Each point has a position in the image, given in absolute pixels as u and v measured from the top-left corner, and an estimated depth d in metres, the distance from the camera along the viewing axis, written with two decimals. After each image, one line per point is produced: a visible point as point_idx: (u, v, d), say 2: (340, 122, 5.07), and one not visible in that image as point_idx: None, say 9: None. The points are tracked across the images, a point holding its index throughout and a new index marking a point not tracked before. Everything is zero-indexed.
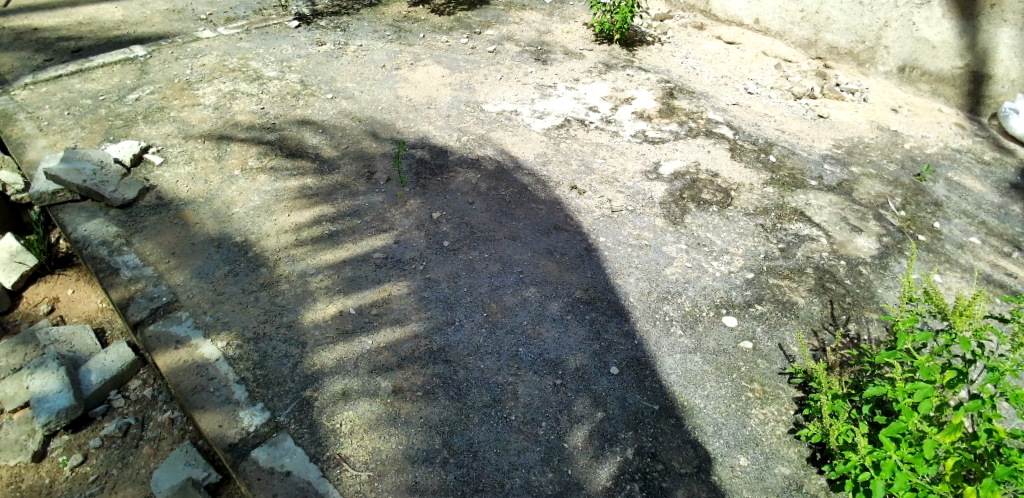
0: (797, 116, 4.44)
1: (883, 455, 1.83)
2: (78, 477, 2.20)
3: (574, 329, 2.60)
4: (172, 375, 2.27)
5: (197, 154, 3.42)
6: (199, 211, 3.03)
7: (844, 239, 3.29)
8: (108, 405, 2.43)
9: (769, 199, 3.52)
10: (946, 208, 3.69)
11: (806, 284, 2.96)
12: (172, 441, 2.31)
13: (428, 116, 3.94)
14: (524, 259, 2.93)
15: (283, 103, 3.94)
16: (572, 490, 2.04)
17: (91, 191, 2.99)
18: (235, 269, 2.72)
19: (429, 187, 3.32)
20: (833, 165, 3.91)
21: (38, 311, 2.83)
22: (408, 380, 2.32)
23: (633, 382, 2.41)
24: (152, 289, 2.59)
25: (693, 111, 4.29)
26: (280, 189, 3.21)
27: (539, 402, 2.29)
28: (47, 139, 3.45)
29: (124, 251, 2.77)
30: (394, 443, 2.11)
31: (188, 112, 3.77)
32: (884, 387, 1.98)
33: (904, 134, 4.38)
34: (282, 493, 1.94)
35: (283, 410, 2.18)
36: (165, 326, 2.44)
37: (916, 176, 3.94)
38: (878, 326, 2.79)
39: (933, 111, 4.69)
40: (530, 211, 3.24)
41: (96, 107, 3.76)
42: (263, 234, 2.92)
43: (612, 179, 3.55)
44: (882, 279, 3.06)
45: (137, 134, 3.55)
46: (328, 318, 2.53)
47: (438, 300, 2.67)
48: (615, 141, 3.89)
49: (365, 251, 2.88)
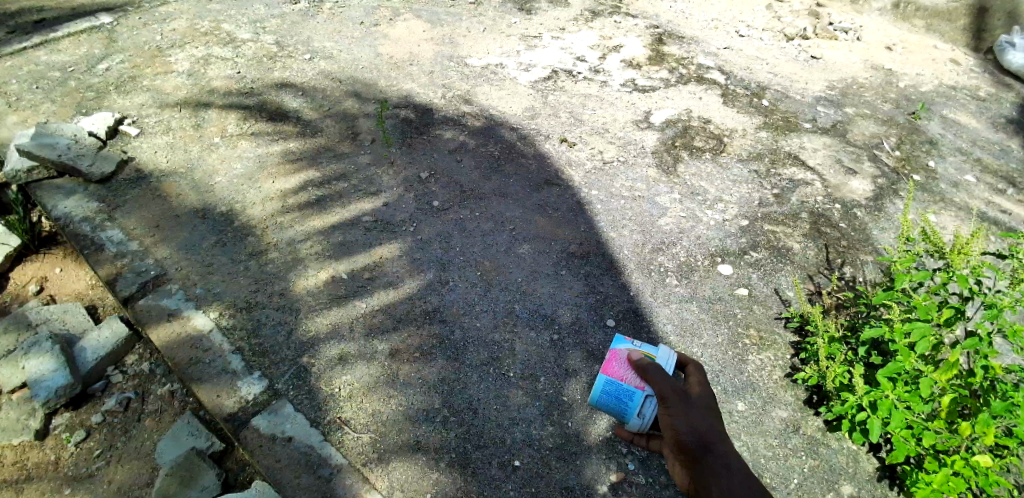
0: (790, 58, 4.32)
1: (880, 395, 1.85)
2: (83, 453, 2.20)
3: (570, 284, 2.58)
4: (166, 348, 2.25)
5: (174, 124, 3.32)
6: (181, 183, 2.96)
7: (839, 182, 3.26)
8: (106, 381, 2.42)
9: (762, 144, 3.47)
10: (941, 147, 3.65)
11: (801, 229, 2.94)
12: (173, 414, 2.31)
13: (411, 73, 3.82)
14: (516, 216, 2.89)
15: (259, 66, 3.80)
16: (573, 442, 2.06)
17: (67, 166, 2.90)
18: (222, 240, 2.67)
19: (416, 147, 3.25)
20: (827, 107, 3.84)
21: (27, 291, 2.78)
22: (405, 342, 2.31)
23: (630, 334, 2.41)
24: (139, 264, 2.54)
25: (683, 57, 4.18)
26: (263, 156, 3.13)
27: (537, 358, 2.29)
28: (17, 116, 3.33)
29: (107, 227, 2.70)
30: (394, 405, 2.11)
31: (162, 80, 3.63)
32: (881, 328, 1.98)
33: (899, 72, 4.29)
34: (285, 459, 1.94)
35: (280, 377, 2.17)
36: (155, 300, 2.41)
37: (910, 115, 3.88)
38: (874, 268, 2.79)
39: (927, 49, 4.58)
40: (520, 167, 3.18)
41: (65, 80, 3.61)
42: (248, 202, 2.86)
43: (603, 131, 3.47)
44: (877, 220, 3.05)
45: (110, 106, 3.43)
46: (320, 284, 2.50)
47: (431, 261, 2.63)
48: (605, 91, 3.79)
49: (354, 215, 2.83)
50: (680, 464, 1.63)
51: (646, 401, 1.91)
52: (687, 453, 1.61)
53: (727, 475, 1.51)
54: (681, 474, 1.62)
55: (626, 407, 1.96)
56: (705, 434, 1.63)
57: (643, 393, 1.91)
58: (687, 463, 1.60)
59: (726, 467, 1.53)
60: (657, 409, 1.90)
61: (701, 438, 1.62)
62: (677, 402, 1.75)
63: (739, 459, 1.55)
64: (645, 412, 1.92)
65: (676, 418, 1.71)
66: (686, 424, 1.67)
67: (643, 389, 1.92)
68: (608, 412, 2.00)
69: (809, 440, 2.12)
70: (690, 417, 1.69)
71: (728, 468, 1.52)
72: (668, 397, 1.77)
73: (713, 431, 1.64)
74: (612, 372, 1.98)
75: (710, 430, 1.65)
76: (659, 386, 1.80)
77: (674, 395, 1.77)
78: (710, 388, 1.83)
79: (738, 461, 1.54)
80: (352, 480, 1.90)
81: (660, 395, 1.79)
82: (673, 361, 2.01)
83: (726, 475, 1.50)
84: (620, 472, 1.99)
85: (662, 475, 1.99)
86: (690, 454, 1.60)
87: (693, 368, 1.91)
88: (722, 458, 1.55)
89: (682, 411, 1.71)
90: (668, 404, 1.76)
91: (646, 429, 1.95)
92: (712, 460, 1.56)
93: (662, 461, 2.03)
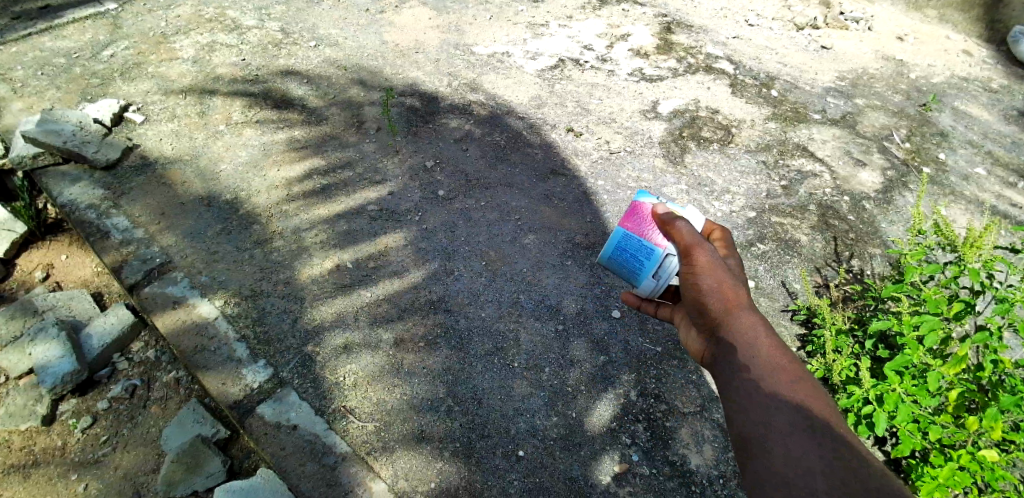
0: (799, 48, 4.27)
1: (887, 388, 1.83)
2: (89, 439, 2.22)
3: (575, 275, 2.57)
4: (172, 336, 2.25)
5: (179, 111, 3.31)
6: (186, 170, 2.95)
7: (847, 173, 3.22)
8: (112, 368, 2.43)
9: (771, 135, 3.43)
10: (952, 139, 3.60)
11: (809, 221, 2.92)
12: (179, 400, 2.32)
13: (417, 61, 3.79)
14: (522, 206, 2.87)
15: (264, 53, 3.78)
16: (577, 432, 2.05)
17: (73, 153, 2.89)
18: (227, 228, 2.67)
19: (422, 135, 3.23)
20: (837, 98, 3.79)
21: (33, 277, 2.79)
22: (410, 331, 2.31)
23: (635, 325, 2.40)
24: (145, 251, 2.54)
25: (691, 46, 4.13)
26: (268, 144, 3.12)
27: (542, 349, 2.29)
28: (22, 102, 3.32)
29: (113, 214, 2.70)
30: (398, 394, 2.11)
31: (167, 67, 3.61)
32: (889, 321, 1.96)
33: (910, 63, 4.24)
34: (290, 447, 1.95)
35: (285, 365, 2.18)
36: (161, 287, 2.41)
37: (921, 106, 3.83)
38: (882, 261, 2.76)
39: (940, 39, 4.53)
40: (526, 156, 3.16)
41: (70, 66, 3.60)
42: (253, 190, 2.85)
43: (609, 120, 3.44)
44: (886, 213, 3.02)
45: (115, 92, 3.41)
46: (325, 273, 2.50)
47: (436, 251, 2.62)
48: (611, 81, 3.75)
49: (359, 204, 2.82)
50: (699, 333, 1.48)
51: (666, 259, 1.66)
52: (709, 318, 1.44)
53: (755, 350, 1.32)
54: (698, 342, 1.48)
55: (642, 265, 1.73)
56: (730, 295, 1.43)
57: (663, 252, 1.66)
58: (706, 330, 1.45)
59: (752, 336, 1.35)
60: (675, 271, 1.66)
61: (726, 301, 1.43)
62: (706, 256, 1.51)
63: (768, 330, 1.36)
64: (663, 272, 1.68)
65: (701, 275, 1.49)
66: (710, 289, 1.46)
67: (664, 247, 1.67)
68: (619, 269, 1.83)
69: None
70: (716, 274, 1.47)
71: (756, 340, 1.34)
72: (696, 257, 1.52)
73: (741, 291, 1.44)
74: (631, 225, 1.76)
75: (736, 290, 1.44)
76: (687, 240, 1.55)
77: (701, 255, 1.52)
78: (738, 252, 1.62)
79: (767, 331, 1.36)
80: (356, 468, 1.90)
81: (686, 247, 1.55)
82: (699, 221, 1.72)
83: (754, 348, 1.32)
84: (624, 463, 1.98)
85: (666, 466, 1.99)
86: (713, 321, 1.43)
87: (721, 231, 1.68)
88: (748, 327, 1.37)
89: (710, 266, 1.49)
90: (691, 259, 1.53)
91: (662, 291, 1.72)
92: (736, 326, 1.38)
93: (666, 453, 2.03)
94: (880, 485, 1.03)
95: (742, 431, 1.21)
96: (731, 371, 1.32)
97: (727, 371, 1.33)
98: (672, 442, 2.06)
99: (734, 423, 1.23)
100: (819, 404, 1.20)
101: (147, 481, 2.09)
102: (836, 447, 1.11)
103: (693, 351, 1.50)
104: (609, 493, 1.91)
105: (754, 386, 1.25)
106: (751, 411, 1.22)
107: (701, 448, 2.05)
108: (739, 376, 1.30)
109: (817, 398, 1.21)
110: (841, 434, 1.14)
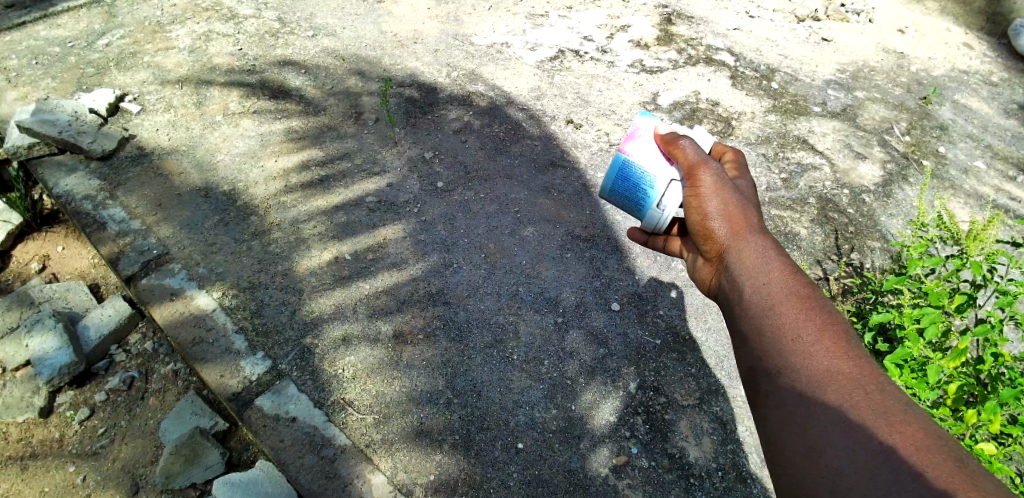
0: (800, 39, 4.24)
1: None
2: (87, 431, 2.21)
3: (574, 267, 2.56)
4: (170, 328, 2.24)
5: (176, 101, 3.28)
6: (183, 161, 2.93)
7: (848, 166, 3.22)
8: (109, 360, 2.42)
9: (771, 127, 3.42)
10: (952, 132, 3.60)
11: (809, 214, 2.91)
12: (177, 392, 2.31)
13: (415, 51, 3.76)
14: (521, 198, 2.86)
15: (261, 43, 3.74)
16: (576, 425, 2.05)
17: (68, 143, 2.87)
18: (225, 219, 2.65)
19: (420, 126, 3.21)
20: (837, 91, 3.78)
21: (29, 269, 2.77)
22: (408, 323, 2.30)
23: (634, 318, 2.40)
24: (142, 243, 2.53)
25: (692, 38, 4.11)
26: (265, 134, 3.09)
27: (541, 341, 2.28)
28: (17, 92, 3.29)
29: (109, 205, 2.68)
30: (398, 386, 2.11)
31: (163, 56, 3.58)
32: (890, 314, 1.97)
33: (911, 56, 4.22)
34: (289, 439, 1.94)
35: (284, 358, 2.17)
36: (158, 279, 2.40)
37: (921, 99, 3.82)
38: (882, 255, 2.76)
39: (940, 32, 4.52)
40: (525, 148, 3.14)
41: (65, 55, 3.56)
42: (251, 182, 2.83)
43: (609, 112, 3.43)
44: (886, 206, 3.02)
45: (111, 82, 3.38)
46: (323, 264, 2.49)
47: (435, 243, 2.61)
48: (611, 72, 3.73)
49: (358, 195, 2.80)
50: (708, 257, 1.46)
51: (670, 187, 1.64)
52: (716, 244, 1.41)
53: (764, 272, 1.27)
54: (708, 267, 1.47)
55: (645, 199, 1.69)
56: (737, 216, 1.41)
57: (667, 179, 1.65)
58: (714, 255, 1.42)
59: (759, 258, 1.30)
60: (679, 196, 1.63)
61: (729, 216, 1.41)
62: (711, 178, 1.49)
63: (777, 251, 1.30)
64: (666, 201, 1.65)
65: (705, 195, 1.48)
66: (718, 212, 1.43)
67: (668, 174, 1.65)
68: (619, 202, 1.78)
69: None
70: (722, 197, 1.45)
71: (765, 261, 1.29)
72: (701, 181, 1.51)
73: (749, 213, 1.41)
74: (634, 151, 1.69)
75: (743, 211, 1.41)
76: (691, 162, 1.55)
77: (706, 178, 1.50)
78: (749, 172, 1.59)
79: (778, 252, 1.31)
80: (355, 461, 1.90)
81: (691, 169, 1.54)
82: (708, 146, 1.73)
83: (762, 271, 1.28)
84: (623, 455, 1.99)
85: (664, 459, 1.99)
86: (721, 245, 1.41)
87: (731, 152, 1.67)
88: (756, 250, 1.32)
89: (715, 188, 1.47)
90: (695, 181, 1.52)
91: (665, 225, 1.67)
92: (742, 248, 1.34)
93: (665, 445, 2.03)
94: (892, 410, 0.97)
95: (751, 359, 1.19)
96: (739, 298, 1.29)
97: (737, 299, 1.30)
98: (671, 434, 2.06)
99: (746, 355, 1.21)
100: (831, 324, 1.13)
101: (145, 473, 2.09)
102: (848, 370, 1.05)
103: (703, 278, 1.49)
104: (608, 486, 1.91)
105: (761, 312, 1.21)
106: (760, 340, 1.18)
107: (700, 441, 2.05)
108: (747, 303, 1.26)
109: (831, 318, 1.14)
110: (854, 357, 1.08)
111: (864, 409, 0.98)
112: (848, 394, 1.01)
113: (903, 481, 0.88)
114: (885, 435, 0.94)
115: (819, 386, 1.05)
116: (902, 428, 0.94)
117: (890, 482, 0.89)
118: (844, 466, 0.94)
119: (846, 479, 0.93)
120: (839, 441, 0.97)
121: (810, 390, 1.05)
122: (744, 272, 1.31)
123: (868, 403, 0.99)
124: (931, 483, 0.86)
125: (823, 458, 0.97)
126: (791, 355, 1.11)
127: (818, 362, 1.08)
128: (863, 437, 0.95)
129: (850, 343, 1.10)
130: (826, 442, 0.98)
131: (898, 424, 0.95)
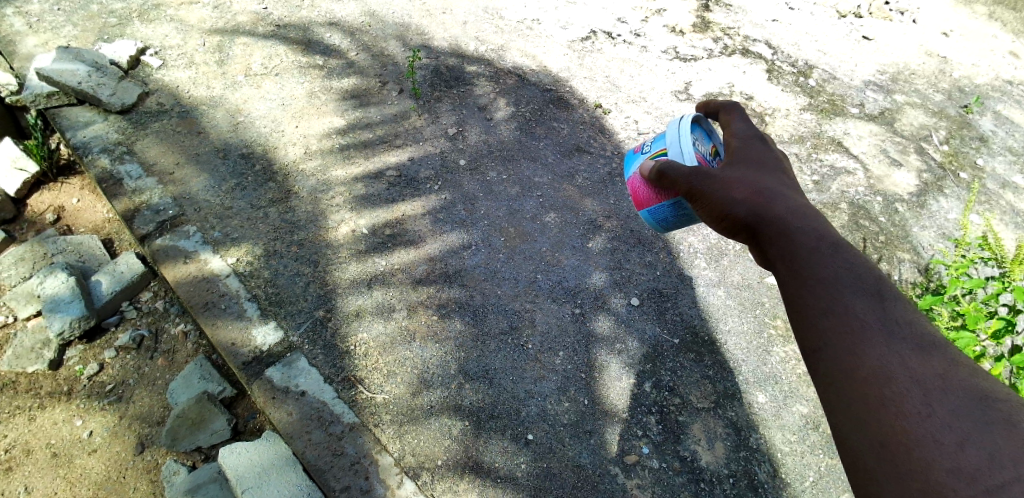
0: (840, 35, 4.08)
1: None
2: (95, 387, 2.20)
3: (595, 258, 2.50)
4: (182, 290, 2.21)
5: (198, 58, 3.20)
6: (202, 120, 2.87)
7: (882, 173, 3.12)
8: (120, 316, 2.40)
9: (805, 126, 3.31)
10: (991, 144, 3.47)
11: (840, 220, 2.82)
12: (186, 354, 2.28)
13: (444, 21, 3.65)
14: (543, 182, 2.79)
15: (287, 3, 3.64)
16: (587, 420, 2.02)
17: (87, 94, 2.83)
18: (242, 183, 2.60)
19: (446, 100, 3.12)
20: (876, 92, 3.65)
21: (44, 220, 2.75)
22: (423, 303, 2.26)
23: (653, 314, 2.35)
24: (158, 202, 2.48)
25: (729, 27, 3.97)
26: (286, 99, 3.02)
27: (558, 331, 2.24)
28: (37, 38, 3.22)
29: (126, 160, 2.64)
30: (409, 367, 2.08)
31: (186, 11, 3.50)
32: None
33: (954, 61, 4.06)
34: (298, 413, 1.92)
35: (296, 329, 2.14)
36: (173, 240, 2.36)
37: (962, 108, 3.68)
38: (910, 268, 2.69)
39: (986, 37, 4.35)
40: (551, 130, 3.06)
41: (88, 3, 3.48)
42: (271, 146, 2.78)
43: (640, 99, 3.33)
44: (918, 217, 2.93)
45: (133, 34, 3.31)
46: (340, 237, 2.44)
47: (454, 222, 2.56)
48: (644, 57, 3.61)
49: (378, 168, 2.74)
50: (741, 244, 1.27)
51: None
52: (743, 234, 1.23)
53: (797, 251, 1.11)
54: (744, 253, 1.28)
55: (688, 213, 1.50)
56: (755, 202, 1.21)
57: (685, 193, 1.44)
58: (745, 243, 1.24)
59: (787, 235, 1.14)
60: None
61: (749, 211, 1.20)
62: (709, 183, 1.27)
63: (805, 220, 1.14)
64: None
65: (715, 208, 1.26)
66: (734, 208, 1.22)
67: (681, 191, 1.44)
68: (684, 228, 1.57)
69: (827, 438, 2.10)
70: (730, 191, 1.24)
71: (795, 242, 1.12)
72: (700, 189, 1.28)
73: (768, 192, 1.22)
74: (644, 202, 1.55)
75: (758, 191, 1.22)
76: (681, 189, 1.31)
77: (703, 182, 1.28)
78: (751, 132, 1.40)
79: (808, 225, 1.14)
80: (363, 440, 1.88)
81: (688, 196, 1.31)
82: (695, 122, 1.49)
83: (795, 252, 1.12)
84: (634, 454, 1.95)
85: (675, 461, 1.96)
86: (747, 232, 1.22)
87: (734, 115, 1.47)
88: (784, 225, 1.15)
89: (720, 187, 1.26)
90: (702, 200, 1.28)
91: None
92: (771, 232, 1.17)
93: (677, 447, 1.99)
94: (934, 375, 0.91)
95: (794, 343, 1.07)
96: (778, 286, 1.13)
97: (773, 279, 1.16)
98: (684, 436, 2.02)
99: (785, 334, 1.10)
100: (870, 296, 1.02)
101: (151, 434, 2.08)
102: (891, 341, 0.96)
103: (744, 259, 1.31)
104: (617, 484, 1.89)
105: (801, 299, 1.07)
106: (802, 325, 1.06)
107: (712, 445, 2.01)
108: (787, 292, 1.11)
109: (866, 282, 1.03)
110: (893, 322, 0.98)
111: (904, 377, 0.91)
112: (889, 363, 0.94)
113: (950, 453, 0.83)
114: (926, 405, 0.88)
115: (856, 358, 0.96)
116: (947, 397, 0.88)
117: (937, 455, 0.83)
118: (885, 441, 0.88)
119: (890, 455, 0.87)
120: (881, 415, 0.90)
121: (848, 365, 0.97)
122: (774, 253, 1.15)
123: (907, 369, 0.92)
124: (976, 454, 0.81)
125: (863, 434, 0.91)
126: (827, 333, 1.01)
127: (851, 334, 0.99)
128: (908, 410, 0.88)
129: (892, 313, 1.00)
130: (870, 415, 0.91)
131: (942, 390, 0.89)
